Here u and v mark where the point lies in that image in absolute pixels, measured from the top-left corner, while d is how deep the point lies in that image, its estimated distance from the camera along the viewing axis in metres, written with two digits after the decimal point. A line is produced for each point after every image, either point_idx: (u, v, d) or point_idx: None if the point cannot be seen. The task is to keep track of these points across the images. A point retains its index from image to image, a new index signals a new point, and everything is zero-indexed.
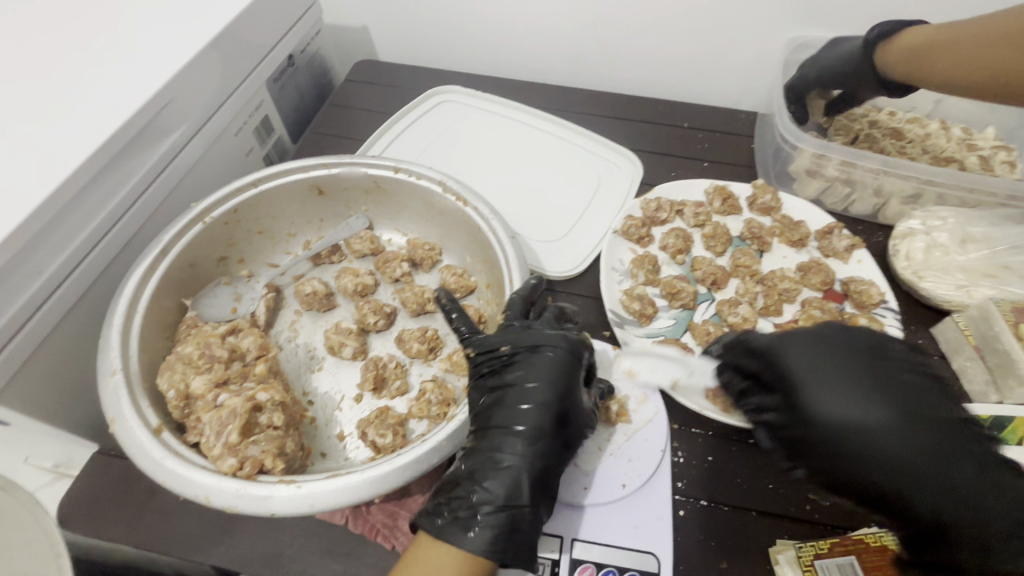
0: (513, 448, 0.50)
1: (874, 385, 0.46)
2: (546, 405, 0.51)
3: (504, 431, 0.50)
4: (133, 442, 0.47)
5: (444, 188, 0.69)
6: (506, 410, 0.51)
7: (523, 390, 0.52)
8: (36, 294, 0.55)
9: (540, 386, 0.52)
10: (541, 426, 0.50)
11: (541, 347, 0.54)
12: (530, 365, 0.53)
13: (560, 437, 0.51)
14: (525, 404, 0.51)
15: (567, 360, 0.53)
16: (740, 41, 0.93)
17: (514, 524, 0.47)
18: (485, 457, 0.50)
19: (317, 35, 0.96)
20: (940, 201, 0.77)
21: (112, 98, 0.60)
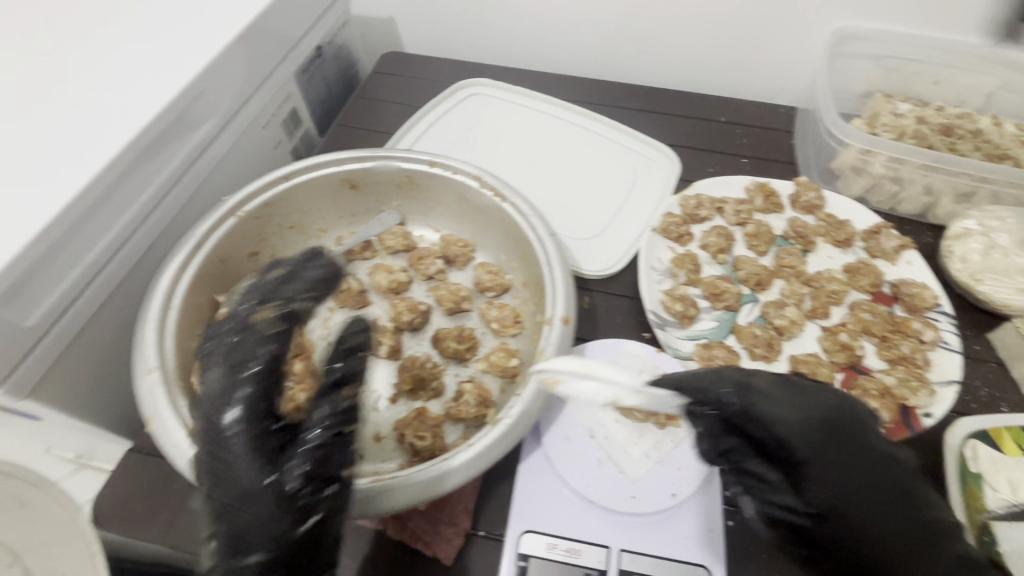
0: (247, 506, 0.42)
1: (840, 478, 0.44)
2: (258, 461, 0.43)
3: (226, 486, 0.42)
4: (172, 442, 0.46)
5: (480, 183, 0.67)
6: (226, 464, 0.43)
7: (230, 440, 0.43)
8: (70, 288, 0.54)
9: (257, 443, 0.44)
10: (241, 485, 0.42)
11: (232, 388, 0.45)
12: (268, 415, 0.46)
13: (234, 493, 0.42)
14: (249, 458, 0.43)
15: (253, 408, 0.45)
16: (781, 32, 0.90)
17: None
18: (236, 508, 0.42)
19: (344, 26, 0.95)
20: (996, 200, 0.74)
21: (145, 89, 0.59)
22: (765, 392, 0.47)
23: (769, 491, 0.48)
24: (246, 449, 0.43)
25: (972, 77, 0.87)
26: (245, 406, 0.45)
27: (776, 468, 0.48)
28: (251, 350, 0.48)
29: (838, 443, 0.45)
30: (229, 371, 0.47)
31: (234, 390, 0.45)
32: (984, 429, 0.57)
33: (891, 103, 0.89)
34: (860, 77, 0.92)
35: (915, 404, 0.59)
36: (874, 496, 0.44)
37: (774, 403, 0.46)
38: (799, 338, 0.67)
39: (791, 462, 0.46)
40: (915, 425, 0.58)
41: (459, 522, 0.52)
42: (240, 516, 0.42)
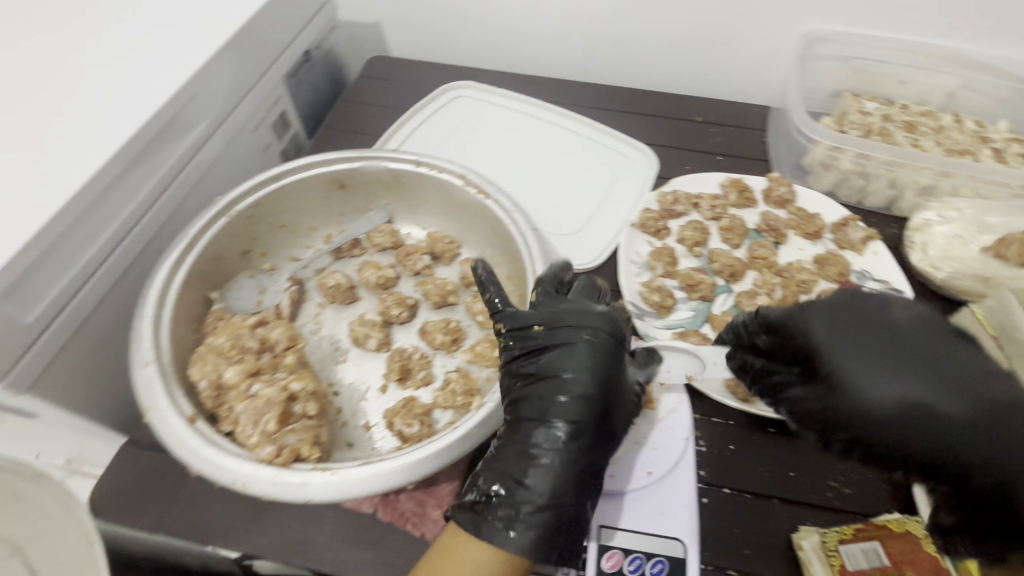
0: (548, 436, 0.49)
1: (867, 345, 0.47)
2: (582, 403, 0.50)
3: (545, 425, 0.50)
4: (169, 430, 0.48)
5: (465, 182, 0.70)
6: (543, 399, 0.51)
7: (563, 377, 0.51)
8: (67, 286, 0.55)
9: (573, 382, 0.51)
10: (580, 417, 0.50)
11: (578, 337, 0.52)
12: (565, 358, 0.52)
13: (601, 416, 0.50)
14: (563, 397, 0.50)
15: (607, 359, 0.52)
16: (752, 36, 0.94)
17: (558, 524, 0.48)
18: (519, 440, 0.50)
19: (331, 31, 0.97)
20: (955, 192, 0.78)
21: (138, 95, 0.61)
22: (873, 338, 0.48)
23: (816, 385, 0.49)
24: (604, 380, 0.51)
25: (933, 77, 0.91)
26: (611, 358, 0.52)
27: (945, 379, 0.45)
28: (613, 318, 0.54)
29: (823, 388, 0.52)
30: (606, 325, 0.53)
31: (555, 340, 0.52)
32: None
33: (859, 102, 0.93)
34: (830, 77, 0.96)
35: None
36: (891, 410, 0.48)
37: (887, 375, 0.46)
38: None
39: (927, 385, 0.45)
40: None
41: (445, 504, 0.55)
42: (551, 447, 0.49)
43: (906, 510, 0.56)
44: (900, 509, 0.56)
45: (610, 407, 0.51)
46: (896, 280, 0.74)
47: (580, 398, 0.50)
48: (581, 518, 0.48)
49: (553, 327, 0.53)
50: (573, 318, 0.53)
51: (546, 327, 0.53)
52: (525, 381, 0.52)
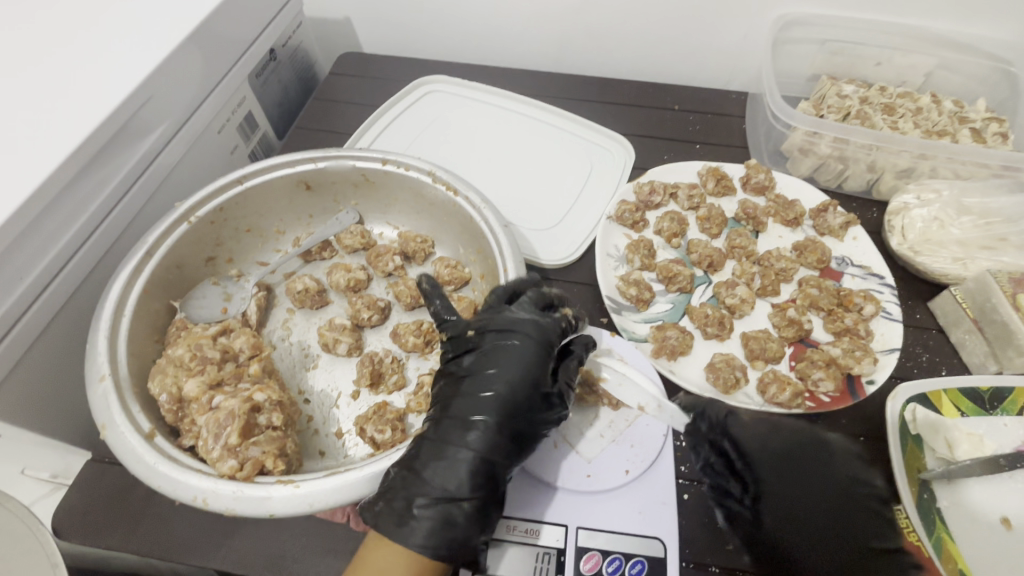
0: (466, 435, 0.49)
1: (809, 492, 0.49)
2: (501, 403, 0.50)
3: (462, 423, 0.49)
4: (125, 447, 0.46)
5: (434, 179, 0.68)
6: (466, 397, 0.50)
7: (486, 376, 0.51)
8: (18, 301, 0.53)
9: (498, 382, 0.50)
10: (497, 416, 0.49)
11: (511, 340, 0.53)
12: (497, 359, 0.52)
13: (518, 423, 0.50)
14: (486, 394, 0.50)
15: (535, 361, 0.52)
16: (729, 21, 0.92)
17: (454, 518, 0.46)
18: (436, 437, 0.49)
19: (299, 27, 0.94)
20: (933, 174, 0.77)
21: (87, 98, 0.58)
22: (813, 483, 0.50)
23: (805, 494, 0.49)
24: (528, 385, 0.51)
25: (911, 58, 0.90)
26: (538, 361, 0.52)
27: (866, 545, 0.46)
28: (553, 327, 0.54)
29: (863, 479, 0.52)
30: (537, 330, 0.53)
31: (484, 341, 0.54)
32: (922, 392, 0.60)
33: (837, 86, 0.92)
34: (807, 60, 0.94)
35: (860, 372, 0.62)
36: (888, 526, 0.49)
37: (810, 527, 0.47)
38: (749, 316, 0.70)
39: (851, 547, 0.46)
40: (859, 391, 0.62)
41: None
42: (464, 444, 0.48)
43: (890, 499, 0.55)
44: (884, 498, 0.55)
45: (531, 409, 0.50)
46: (876, 265, 0.73)
47: (500, 399, 0.50)
48: (486, 515, 0.47)
49: (486, 330, 0.54)
50: (514, 326, 0.53)
51: (479, 335, 0.54)
52: (452, 381, 0.53)
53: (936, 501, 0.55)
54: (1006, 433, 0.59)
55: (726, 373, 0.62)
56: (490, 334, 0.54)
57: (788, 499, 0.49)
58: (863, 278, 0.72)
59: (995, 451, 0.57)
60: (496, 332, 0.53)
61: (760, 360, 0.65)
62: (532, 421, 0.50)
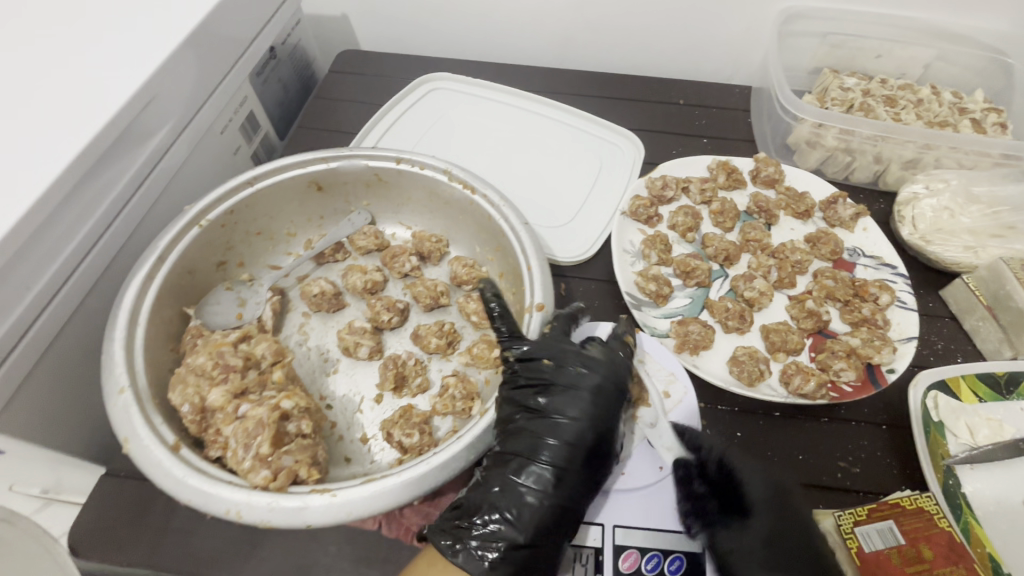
0: (540, 484, 0.49)
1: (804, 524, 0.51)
2: (578, 451, 0.50)
3: (536, 472, 0.49)
4: (151, 461, 0.44)
5: (449, 177, 0.67)
6: (543, 443, 0.50)
7: (561, 416, 0.51)
8: (26, 311, 0.51)
9: (576, 429, 0.51)
10: (573, 459, 0.50)
11: (589, 383, 0.52)
12: (575, 404, 0.52)
13: (596, 465, 0.50)
14: (559, 441, 0.50)
15: (610, 406, 0.52)
16: (731, 15, 0.93)
17: (532, 560, 0.47)
18: (507, 488, 0.49)
19: (297, 25, 0.92)
20: (939, 164, 0.79)
21: (90, 100, 0.56)
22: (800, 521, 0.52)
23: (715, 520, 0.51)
24: (607, 426, 0.51)
25: (911, 49, 0.91)
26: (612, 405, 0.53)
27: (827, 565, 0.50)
28: (624, 367, 0.55)
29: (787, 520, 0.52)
30: (613, 375, 0.54)
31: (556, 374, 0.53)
32: (941, 379, 0.61)
33: (839, 78, 0.93)
34: (809, 53, 0.95)
35: (879, 361, 0.63)
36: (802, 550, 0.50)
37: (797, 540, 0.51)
38: (768, 308, 0.71)
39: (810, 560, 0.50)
40: (881, 381, 0.62)
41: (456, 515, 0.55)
42: (538, 496, 0.48)
43: (914, 487, 0.56)
44: (909, 487, 0.57)
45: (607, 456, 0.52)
46: (888, 255, 0.74)
47: (577, 448, 0.50)
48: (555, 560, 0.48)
49: (562, 363, 0.53)
50: (591, 369, 0.53)
51: (552, 367, 0.53)
52: (525, 424, 0.51)
53: (961, 486, 0.55)
54: None
55: (749, 366, 0.62)
56: (564, 369, 0.53)
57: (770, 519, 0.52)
58: (876, 268, 0.73)
59: (1015, 435, 0.58)
60: (572, 366, 0.53)
61: (781, 352, 0.65)
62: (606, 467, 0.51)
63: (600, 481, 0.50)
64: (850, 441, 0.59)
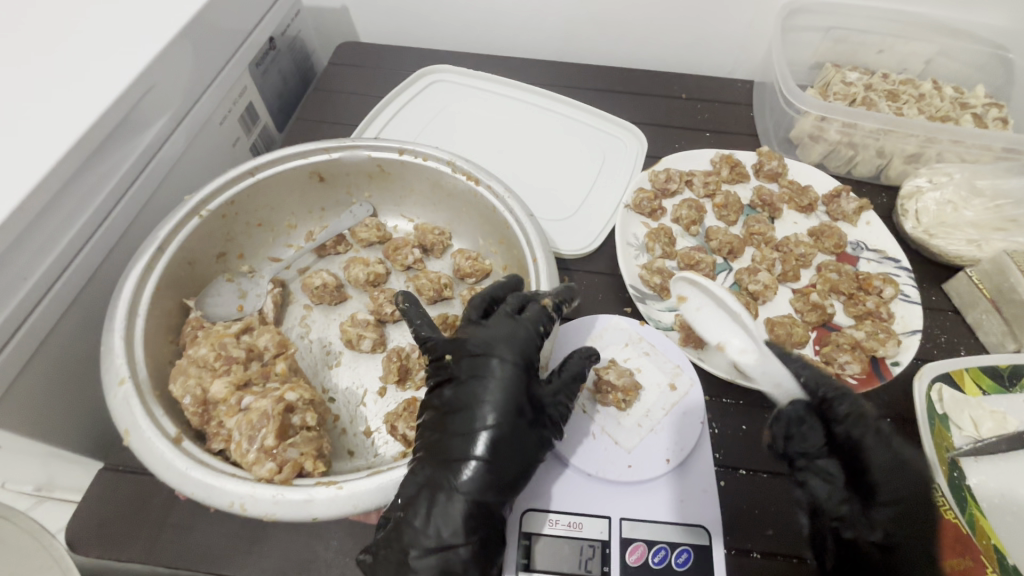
0: (461, 472, 0.44)
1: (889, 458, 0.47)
2: (495, 433, 0.45)
3: (453, 463, 0.45)
4: (152, 453, 0.44)
5: (453, 168, 0.66)
6: (457, 431, 0.46)
7: (474, 409, 0.46)
8: (22, 302, 0.50)
9: (485, 410, 0.46)
10: (488, 454, 0.45)
11: (491, 358, 0.48)
12: (480, 386, 0.47)
13: (512, 455, 0.46)
14: (477, 425, 0.46)
15: (520, 375, 0.48)
16: (735, 8, 0.92)
17: (452, 565, 0.43)
18: (422, 484, 0.45)
19: (296, 16, 0.90)
20: (941, 159, 0.79)
21: (88, 87, 0.55)
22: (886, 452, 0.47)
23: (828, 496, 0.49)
24: (518, 412, 0.46)
25: (912, 44, 0.92)
26: (523, 371, 0.48)
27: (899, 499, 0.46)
28: (529, 335, 0.50)
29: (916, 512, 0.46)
30: (514, 346, 0.49)
31: (462, 366, 0.49)
32: (946, 372, 0.61)
33: (841, 73, 0.93)
34: (811, 48, 0.95)
35: (884, 354, 0.63)
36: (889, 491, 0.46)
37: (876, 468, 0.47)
38: (772, 301, 0.70)
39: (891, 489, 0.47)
40: (886, 374, 0.62)
41: None
42: (454, 487, 0.44)
43: None
44: None
45: (529, 427, 0.47)
46: (891, 249, 0.74)
47: (490, 431, 0.45)
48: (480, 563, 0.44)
49: (464, 351, 0.50)
50: (487, 344, 0.49)
51: (458, 358, 0.50)
52: (434, 418, 0.48)
53: (965, 479, 0.56)
54: None
55: None
56: (470, 358, 0.49)
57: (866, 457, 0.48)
58: (879, 262, 0.73)
59: (1019, 428, 0.59)
60: (477, 352, 0.49)
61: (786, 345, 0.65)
62: (534, 439, 0.47)
63: (515, 473, 0.46)
64: None
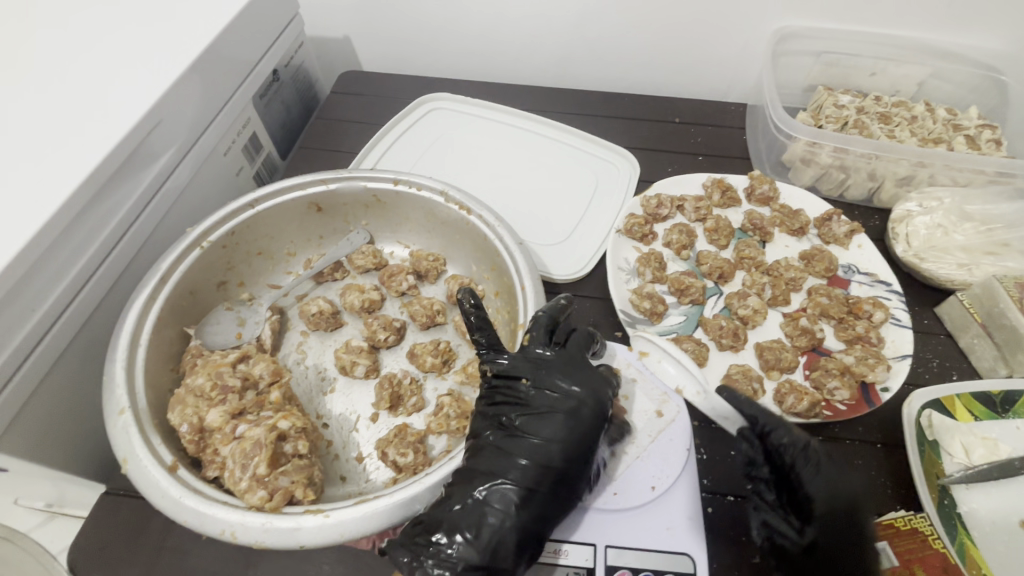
0: (511, 494, 0.46)
1: (826, 470, 0.51)
2: (547, 463, 0.48)
3: (502, 482, 0.47)
4: (148, 480, 0.45)
5: (446, 198, 0.68)
6: (515, 455, 0.49)
7: (546, 442, 0.49)
8: (31, 332, 0.52)
9: (557, 444, 0.49)
10: (552, 484, 0.48)
11: (573, 401, 0.51)
12: (556, 421, 0.50)
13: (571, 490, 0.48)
14: (532, 452, 0.49)
15: (595, 419, 0.51)
16: (727, 33, 0.94)
17: None
18: (480, 505, 0.46)
19: (301, 48, 0.93)
20: (933, 181, 0.79)
21: (98, 125, 0.58)
22: (821, 466, 0.51)
23: (772, 518, 0.52)
24: (586, 453, 0.50)
25: (904, 67, 0.92)
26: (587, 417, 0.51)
27: (837, 509, 0.49)
28: (607, 388, 0.53)
29: (846, 529, 0.49)
30: (589, 390, 0.52)
31: (539, 397, 0.52)
32: (936, 398, 0.61)
33: (833, 96, 0.94)
34: (803, 71, 0.96)
35: (874, 379, 0.63)
36: (830, 508, 0.49)
37: (815, 481, 0.50)
38: (762, 326, 0.71)
39: (832, 501, 0.49)
40: (874, 400, 0.62)
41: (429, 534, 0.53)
42: (501, 508, 0.46)
43: (908, 507, 0.56)
44: (905, 506, 0.56)
45: (580, 467, 0.49)
46: (882, 272, 0.74)
47: (542, 462, 0.48)
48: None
49: (544, 384, 0.52)
50: (564, 383, 0.52)
51: (535, 391, 0.52)
52: (500, 440, 0.50)
53: (956, 507, 0.55)
54: (1020, 436, 0.59)
55: (742, 385, 0.63)
56: (548, 393, 0.52)
57: (816, 477, 0.50)
58: (871, 286, 0.73)
59: (1010, 454, 0.58)
60: (557, 389, 0.52)
61: (775, 370, 0.66)
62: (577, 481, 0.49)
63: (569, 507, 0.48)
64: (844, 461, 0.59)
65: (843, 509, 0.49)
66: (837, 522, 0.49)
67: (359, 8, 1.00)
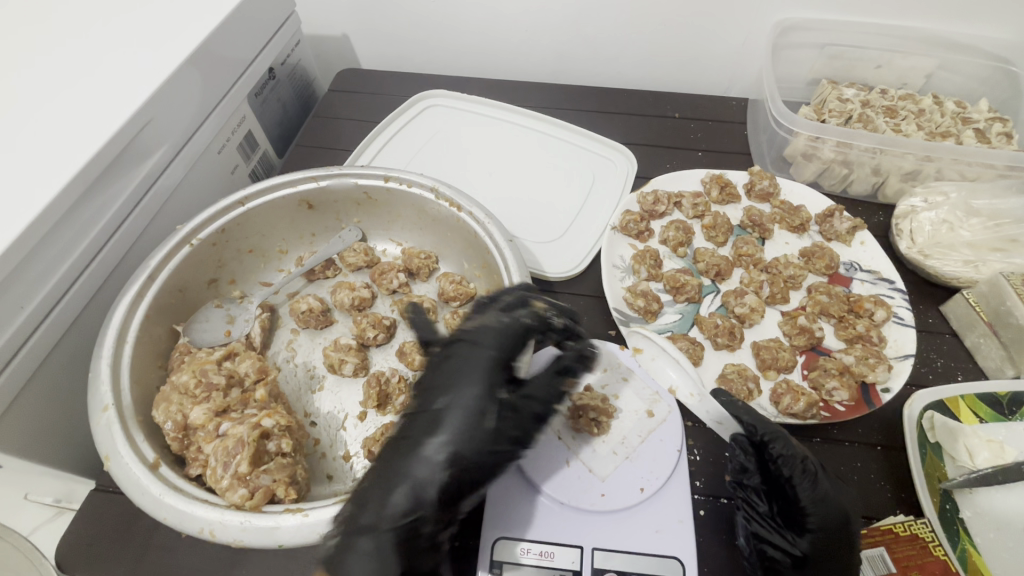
0: (421, 450, 0.47)
1: (822, 482, 0.50)
2: (457, 420, 0.48)
3: (410, 444, 0.47)
4: (129, 478, 0.45)
5: (437, 195, 0.67)
6: (426, 415, 0.49)
7: (439, 393, 0.50)
8: (19, 330, 0.52)
9: (447, 395, 0.49)
10: (438, 436, 0.47)
11: (463, 348, 0.52)
12: (451, 371, 0.51)
13: (466, 440, 0.47)
14: (438, 412, 0.48)
15: (487, 365, 0.50)
16: (728, 26, 0.92)
17: (379, 545, 0.43)
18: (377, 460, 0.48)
19: (297, 45, 0.93)
20: (939, 175, 0.77)
21: (88, 122, 0.58)
22: (816, 477, 0.49)
23: (761, 527, 0.50)
24: (479, 399, 0.49)
25: (912, 58, 0.90)
26: (500, 368, 0.50)
27: (831, 522, 0.48)
28: (509, 330, 0.52)
29: (839, 542, 0.48)
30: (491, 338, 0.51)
31: (441, 354, 0.53)
32: (939, 399, 0.59)
33: (837, 89, 0.91)
34: (807, 65, 0.94)
35: (874, 380, 0.61)
36: (826, 521, 0.48)
37: (809, 492, 0.49)
38: (759, 324, 0.70)
39: (827, 513, 0.48)
40: (875, 400, 0.60)
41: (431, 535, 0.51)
42: (393, 461, 0.47)
43: (909, 511, 0.54)
44: (904, 510, 0.55)
45: (479, 417, 0.48)
46: (885, 270, 0.72)
47: (436, 412, 0.49)
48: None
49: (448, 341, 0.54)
50: (471, 333, 0.52)
51: (442, 350, 0.53)
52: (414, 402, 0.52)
53: (959, 512, 0.54)
54: None
55: (738, 385, 0.62)
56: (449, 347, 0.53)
57: (811, 490, 0.49)
58: (873, 283, 0.71)
59: (1016, 457, 0.55)
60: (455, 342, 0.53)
61: (772, 370, 0.64)
62: (497, 436, 0.48)
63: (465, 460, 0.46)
64: (843, 462, 0.58)
65: (837, 522, 0.48)
66: (831, 536, 0.48)
67: (357, 6, 1.00)
